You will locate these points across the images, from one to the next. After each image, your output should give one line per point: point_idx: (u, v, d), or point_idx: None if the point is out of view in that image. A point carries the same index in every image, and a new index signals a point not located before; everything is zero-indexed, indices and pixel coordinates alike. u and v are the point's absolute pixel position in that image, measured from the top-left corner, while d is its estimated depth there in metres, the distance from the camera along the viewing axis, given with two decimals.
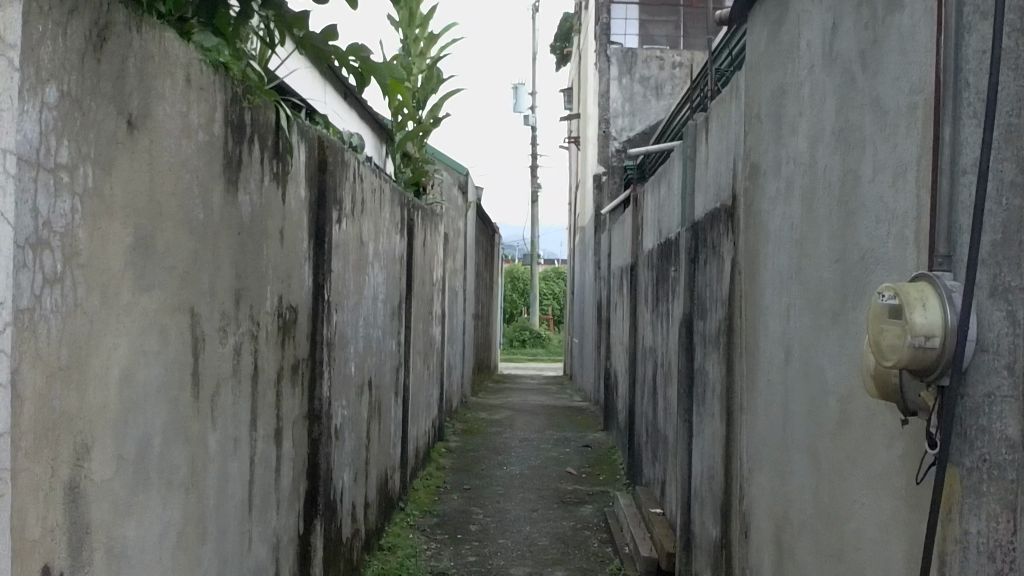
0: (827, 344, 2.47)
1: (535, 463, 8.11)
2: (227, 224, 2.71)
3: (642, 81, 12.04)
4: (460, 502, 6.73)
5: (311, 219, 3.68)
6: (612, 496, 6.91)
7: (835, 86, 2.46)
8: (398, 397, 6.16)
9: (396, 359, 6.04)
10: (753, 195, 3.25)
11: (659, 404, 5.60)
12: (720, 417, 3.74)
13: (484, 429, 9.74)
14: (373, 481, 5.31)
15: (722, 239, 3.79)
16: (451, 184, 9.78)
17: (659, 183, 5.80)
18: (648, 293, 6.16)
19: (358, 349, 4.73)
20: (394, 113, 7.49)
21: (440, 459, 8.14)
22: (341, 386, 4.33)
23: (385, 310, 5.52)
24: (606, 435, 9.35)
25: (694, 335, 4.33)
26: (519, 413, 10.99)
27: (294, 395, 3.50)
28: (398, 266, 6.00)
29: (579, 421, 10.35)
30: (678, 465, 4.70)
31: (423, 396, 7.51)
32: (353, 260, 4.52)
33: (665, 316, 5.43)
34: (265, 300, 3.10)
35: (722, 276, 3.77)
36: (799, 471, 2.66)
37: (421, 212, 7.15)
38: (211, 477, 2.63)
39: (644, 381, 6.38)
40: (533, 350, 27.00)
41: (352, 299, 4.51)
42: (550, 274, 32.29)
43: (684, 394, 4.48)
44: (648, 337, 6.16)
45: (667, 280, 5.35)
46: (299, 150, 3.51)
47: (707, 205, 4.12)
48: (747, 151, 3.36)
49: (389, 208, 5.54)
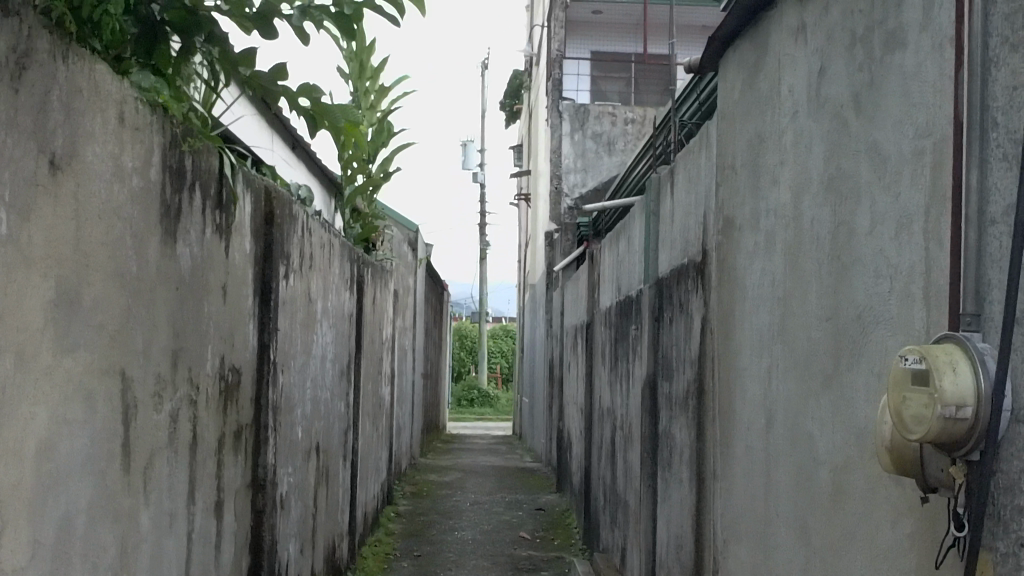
0: (817, 409, 2.29)
1: (488, 527, 7.84)
2: (164, 278, 2.49)
3: (594, 136, 11.95)
4: (411, 569, 6.45)
5: (256, 274, 3.46)
6: (568, 562, 6.66)
7: (823, 133, 2.30)
8: (347, 461, 5.90)
9: (346, 421, 5.79)
10: (728, 249, 3.08)
11: (619, 467, 5.40)
12: (690, 485, 3.54)
13: (434, 491, 9.46)
14: (320, 551, 5.04)
15: (690, 297, 3.62)
16: (401, 240, 9.58)
17: (618, 239, 5.65)
18: (606, 351, 5.98)
19: (306, 412, 4.49)
20: (343, 166, 7.31)
21: (389, 524, 7.85)
22: (287, 452, 4.08)
23: (334, 370, 5.28)
24: (559, 498, 9.10)
25: (659, 397, 4.13)
26: (470, 475, 10.72)
27: (237, 464, 3.25)
28: (348, 324, 5.78)
29: (531, 483, 10.10)
30: (642, 534, 4.49)
31: (372, 460, 7.24)
32: (302, 317, 4.29)
33: (625, 376, 5.24)
34: (206, 361, 2.87)
35: (690, 335, 3.59)
36: (784, 548, 2.46)
37: (372, 268, 6.93)
38: (143, 559, 2.38)
39: (602, 443, 6.17)
40: (481, 409, 26.69)
41: (299, 358, 4.27)
42: (498, 332, 32.07)
43: (648, 460, 4.28)
44: (606, 397, 5.97)
45: (627, 338, 5.17)
46: (246, 201, 3.30)
47: (673, 261, 3.96)
48: (719, 203, 3.20)
49: (338, 264, 5.32)
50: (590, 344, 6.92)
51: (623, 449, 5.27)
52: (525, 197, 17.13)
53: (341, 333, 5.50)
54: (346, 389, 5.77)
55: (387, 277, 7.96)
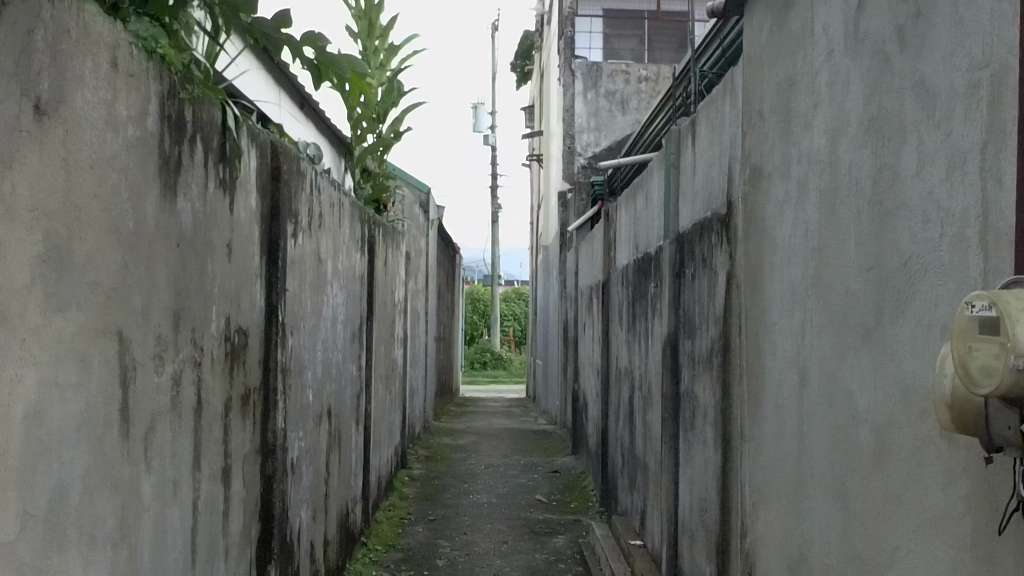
0: (856, 365, 2.16)
1: (503, 490, 7.75)
2: (164, 234, 2.36)
3: (607, 95, 11.76)
4: (426, 534, 6.36)
5: (263, 233, 3.33)
6: (585, 525, 6.57)
7: (863, 70, 2.15)
8: (360, 425, 5.79)
9: (358, 385, 5.67)
10: (756, 201, 2.94)
11: (638, 427, 5.27)
12: (713, 446, 3.42)
13: (448, 455, 9.37)
14: (334, 517, 4.94)
15: (714, 252, 3.47)
16: (413, 201, 9.43)
17: (635, 196, 5.50)
18: (624, 311, 5.84)
19: (316, 375, 4.38)
20: (353, 126, 7.16)
21: (404, 488, 7.76)
22: (298, 416, 3.96)
23: (346, 332, 5.16)
24: (575, 460, 9.00)
25: (681, 355, 4.00)
26: (484, 438, 10.63)
27: (245, 429, 3.14)
28: (359, 285, 5.65)
29: (546, 445, 10.01)
30: (663, 497, 4.37)
31: (386, 423, 7.13)
32: (311, 277, 4.16)
33: (643, 335, 5.11)
34: (211, 323, 2.75)
35: (714, 291, 3.46)
36: (819, 510, 2.34)
37: (383, 229, 6.79)
38: (145, 530, 2.28)
39: (619, 404, 6.06)
40: (493, 371, 26.61)
41: (309, 319, 4.15)
42: (510, 294, 31.94)
43: (669, 421, 4.15)
44: (623, 357, 5.86)
45: (645, 297, 5.04)
46: (251, 155, 3.16)
47: (695, 216, 3.81)
48: (747, 153, 3.05)
49: (349, 223, 5.19)
50: (606, 304, 6.78)
51: (642, 409, 5.15)
52: (537, 158, 16.92)
53: (352, 295, 5.38)
54: (358, 351, 5.65)
55: (399, 239, 7.82)
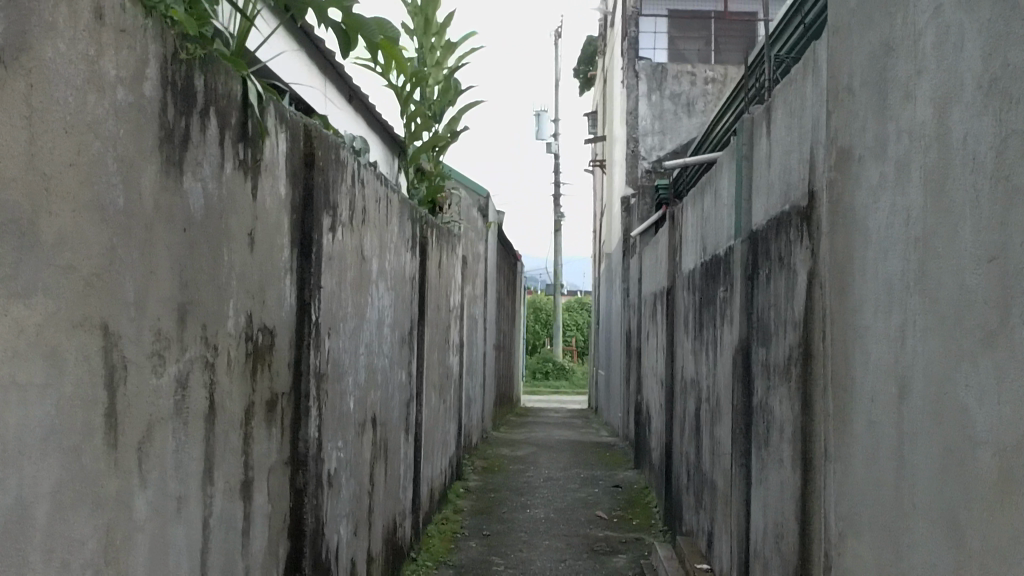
0: (973, 373, 1.81)
1: (561, 505, 7.41)
2: (166, 216, 2.07)
3: (672, 97, 11.39)
4: (479, 550, 6.04)
5: (294, 224, 3.04)
6: (648, 544, 6.21)
7: (983, 22, 1.80)
8: (409, 435, 5.49)
9: (407, 392, 5.37)
10: (844, 188, 2.58)
11: (705, 442, 4.92)
12: (793, 465, 3.05)
13: (506, 467, 9.04)
14: (379, 534, 4.63)
15: (793, 249, 3.12)
16: (470, 204, 9.14)
17: (702, 194, 5.15)
18: (690, 320, 5.49)
19: (359, 381, 4.08)
20: (406, 123, 6.88)
21: (458, 501, 7.45)
22: (336, 425, 3.66)
23: (394, 336, 4.87)
24: (637, 475, 8.63)
25: (754, 364, 3.65)
26: (543, 449, 10.29)
27: (271, 438, 2.84)
28: (409, 287, 5.35)
29: (608, 458, 9.65)
30: (732, 518, 4.00)
31: (439, 433, 6.82)
32: (352, 275, 3.86)
33: (712, 343, 4.75)
34: (227, 319, 2.45)
35: (793, 292, 3.10)
36: (923, 545, 1.98)
37: (437, 231, 6.50)
38: (139, 553, 1.98)
39: (684, 417, 5.70)
40: (555, 382, 26.25)
41: (350, 320, 3.85)
42: (572, 304, 31.56)
43: (741, 436, 3.79)
44: (689, 367, 5.50)
45: (713, 301, 4.69)
46: (279, 136, 2.87)
47: (771, 211, 3.46)
48: (834, 135, 2.69)
49: (397, 221, 4.89)
50: (671, 312, 6.42)
51: (710, 423, 4.79)
52: (599, 165, 16.59)
53: (401, 297, 5.08)
54: (408, 357, 5.35)
55: (455, 242, 7.53)
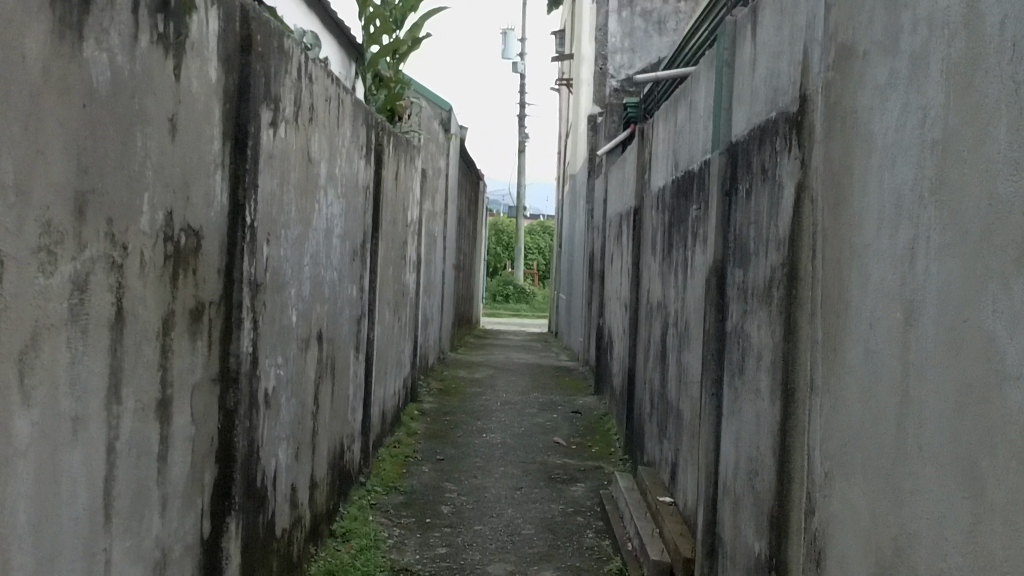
0: (1004, 298, 1.54)
1: (518, 430, 7.18)
2: (59, 87, 1.74)
3: (644, 15, 10.94)
4: (432, 476, 5.80)
5: (226, 116, 2.71)
6: (607, 473, 6.00)
7: None
8: (360, 353, 5.21)
9: (358, 307, 5.08)
10: (842, 90, 2.30)
11: (672, 369, 4.67)
12: (773, 398, 2.80)
13: (462, 389, 8.80)
14: (325, 457, 4.36)
15: (778, 162, 2.83)
16: (432, 116, 8.77)
17: (675, 107, 4.85)
18: (658, 241, 5.21)
19: (303, 294, 3.78)
20: (365, 26, 6.50)
21: (413, 424, 7.20)
22: (275, 340, 3.35)
23: (344, 248, 4.56)
24: (597, 401, 8.41)
25: (730, 287, 3.37)
26: (501, 372, 10.06)
27: (196, 354, 2.55)
28: (362, 198, 5.03)
29: (567, 383, 9.43)
30: (700, 451, 3.76)
31: (393, 353, 6.54)
32: (296, 178, 3.53)
33: (682, 265, 4.47)
34: (140, 216, 2.14)
35: (777, 208, 2.82)
36: (936, 494, 1.72)
37: (395, 141, 6.16)
38: (24, 482, 1.69)
39: (649, 342, 5.45)
40: (516, 305, 26.02)
41: (293, 227, 3.53)
42: (535, 227, 31.24)
43: (713, 363, 3.53)
44: (656, 290, 5.24)
45: (685, 221, 4.41)
46: (209, 13, 2.54)
47: (755, 121, 3.16)
48: (831, 32, 2.40)
49: (350, 125, 4.55)
50: (638, 234, 6.15)
51: (677, 350, 4.53)
52: (566, 84, 16.17)
53: (353, 208, 4.76)
54: (359, 271, 5.04)
55: (414, 154, 7.19)
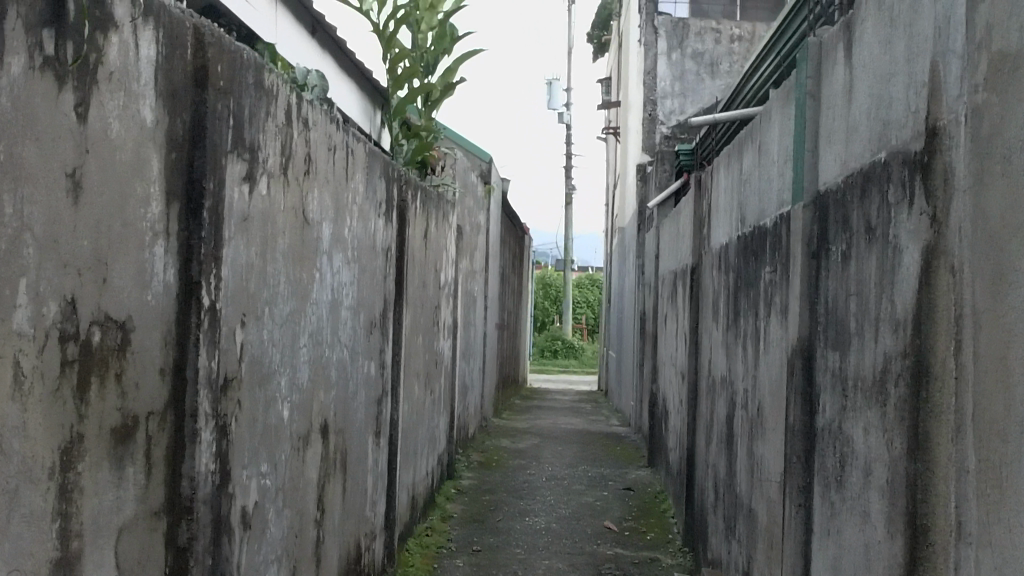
0: None
1: (565, 512, 6.48)
2: None
3: (694, 56, 10.36)
4: (466, 572, 5.11)
5: (172, 170, 2.10)
6: (665, 568, 5.27)
7: None
8: (382, 438, 4.56)
9: (379, 386, 4.45)
10: (1002, 119, 1.64)
11: (741, 459, 3.97)
12: (892, 529, 2.11)
13: (505, 462, 8.12)
14: (336, 569, 3.71)
15: (895, 218, 2.17)
16: (469, 168, 8.18)
17: (740, 152, 4.19)
18: (721, 307, 4.53)
19: (300, 381, 3.15)
20: (392, 71, 5.92)
21: (447, 506, 6.52)
22: (257, 443, 2.72)
23: (358, 321, 3.93)
24: (651, 474, 7.69)
25: (824, 372, 2.69)
26: (547, 441, 9.36)
27: (122, 486, 1.92)
28: (381, 261, 4.41)
29: (618, 453, 8.71)
30: (783, 569, 3.06)
31: (423, 429, 5.89)
32: (286, 241, 2.92)
33: (752, 337, 3.79)
34: (12, 314, 1.53)
35: (893, 278, 2.16)
36: None
37: (424, 195, 5.55)
38: None
39: (712, 421, 4.75)
40: (564, 361, 25.28)
41: (282, 301, 2.91)
42: (583, 280, 30.54)
43: (799, 467, 2.85)
44: (719, 362, 4.55)
45: (756, 284, 3.74)
46: (143, 35, 1.93)
47: (854, 166, 2.50)
48: (980, 43, 1.74)
49: (364, 179, 3.94)
50: (696, 294, 5.47)
51: (748, 436, 3.84)
52: (614, 132, 15.52)
53: (369, 274, 4.15)
54: (379, 346, 4.41)
55: (448, 210, 6.59)
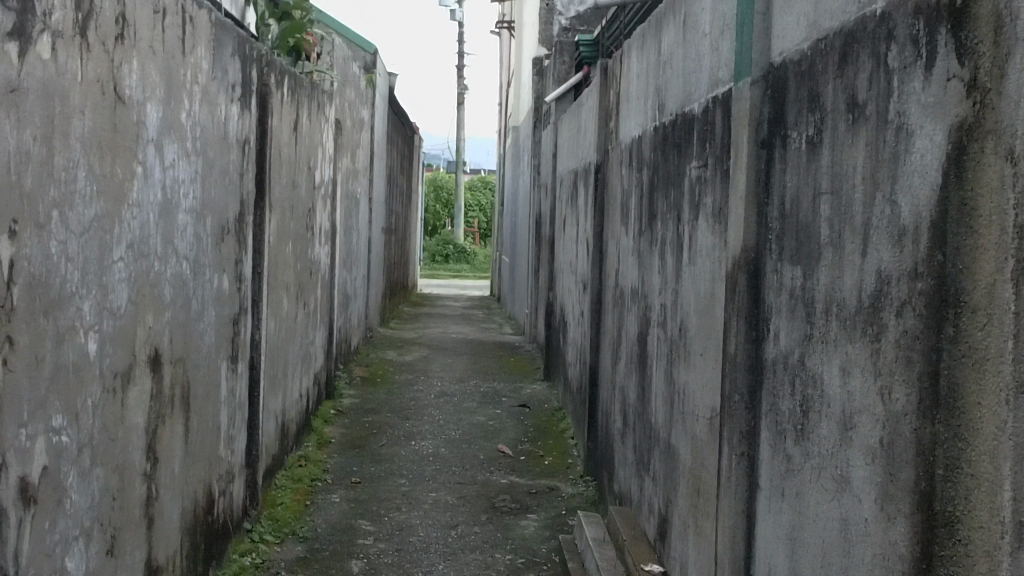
0: None
1: (455, 435, 5.92)
2: None
3: None
4: (343, 511, 4.52)
5: None
6: (567, 499, 4.75)
7: None
8: (240, 364, 3.91)
9: (235, 304, 3.78)
10: None
11: (656, 386, 3.43)
12: (892, 511, 1.56)
13: (391, 377, 7.52)
14: (177, 525, 3.09)
15: (902, 90, 1.57)
16: (351, 57, 7.40)
17: (658, 28, 3.56)
18: (633, 211, 3.94)
19: (116, 306, 2.47)
20: None
21: (325, 430, 5.89)
22: (44, 390, 2.07)
23: (204, 226, 3.25)
24: (548, 390, 7.18)
25: (779, 294, 2.12)
26: (436, 353, 8.78)
27: None
28: (236, 157, 3.71)
29: (512, 366, 8.18)
30: (715, 528, 2.53)
31: (296, 348, 5.24)
32: (87, 124, 2.23)
33: (673, 244, 3.21)
34: None
35: (898, 171, 1.57)
36: None
37: (294, 81, 4.82)
38: None
39: (621, 340, 4.19)
40: (455, 265, 24.67)
41: (83, 204, 2.23)
42: (475, 183, 29.81)
43: (740, 407, 2.30)
44: (630, 272, 3.98)
45: (678, 182, 3.14)
46: None
47: (828, 26, 1.88)
48: None
49: (208, 54, 3.22)
50: (601, 197, 4.87)
51: (666, 359, 3.29)
52: (508, 25, 14.70)
53: (219, 171, 3.45)
54: (234, 257, 3.74)
55: (326, 100, 5.87)
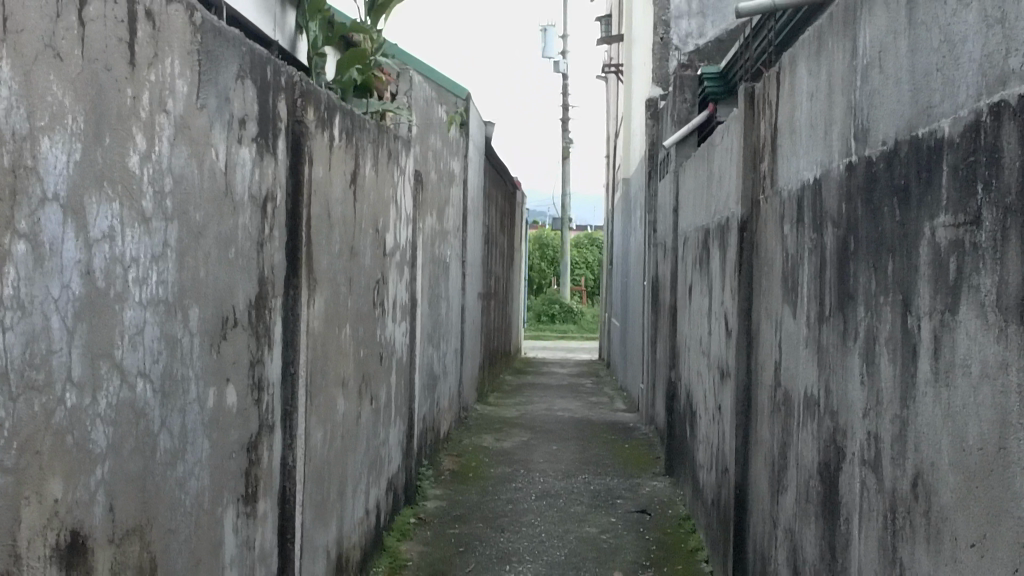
0: None
1: (562, 556, 4.78)
2: None
3: None
4: None
5: None
6: None
7: None
8: (263, 503, 2.85)
9: (252, 422, 2.73)
10: None
11: (861, 558, 2.26)
12: None
13: (485, 471, 6.42)
14: None
15: None
16: (436, 99, 6.40)
17: (851, 24, 2.43)
18: (809, 286, 2.80)
19: None
20: None
21: (400, 549, 4.80)
22: None
23: (186, 323, 2.21)
24: (673, 489, 6.00)
25: None
26: (539, 436, 7.67)
27: None
28: (252, 220, 2.67)
29: (629, 454, 7.01)
30: None
31: (359, 454, 4.18)
32: None
33: (896, 346, 2.06)
34: None
35: None
36: None
37: (352, 121, 3.79)
38: None
39: (787, 462, 3.04)
40: (563, 326, 23.57)
41: None
42: (582, 240, 28.85)
43: None
44: (806, 368, 2.83)
45: (907, 251, 2.00)
46: None
47: None
48: None
49: (190, 70, 2.19)
50: (749, 264, 3.73)
51: (883, 527, 2.12)
52: (616, 69, 13.60)
53: (218, 242, 2.41)
54: (250, 357, 2.69)
55: (402, 148, 4.84)
